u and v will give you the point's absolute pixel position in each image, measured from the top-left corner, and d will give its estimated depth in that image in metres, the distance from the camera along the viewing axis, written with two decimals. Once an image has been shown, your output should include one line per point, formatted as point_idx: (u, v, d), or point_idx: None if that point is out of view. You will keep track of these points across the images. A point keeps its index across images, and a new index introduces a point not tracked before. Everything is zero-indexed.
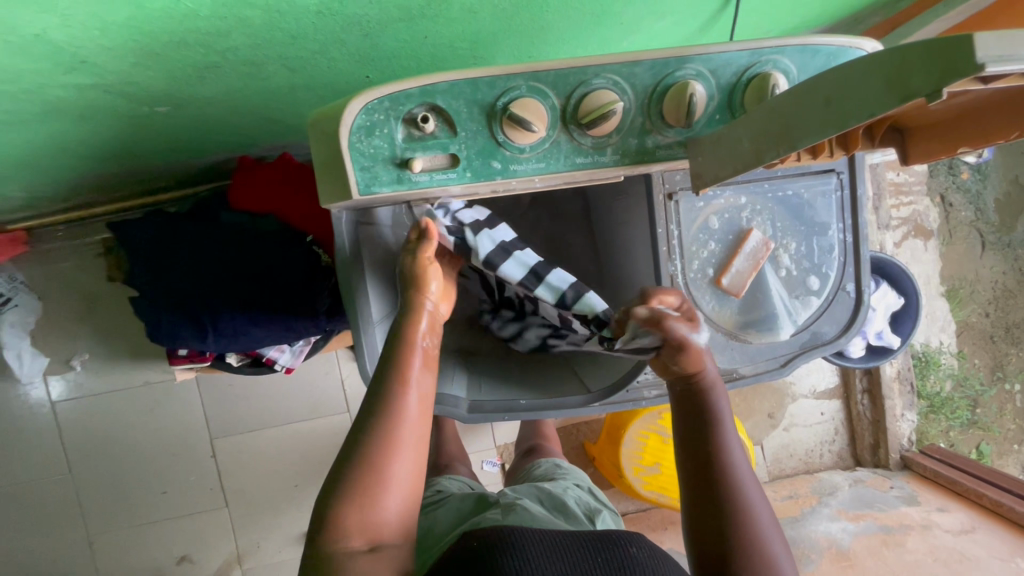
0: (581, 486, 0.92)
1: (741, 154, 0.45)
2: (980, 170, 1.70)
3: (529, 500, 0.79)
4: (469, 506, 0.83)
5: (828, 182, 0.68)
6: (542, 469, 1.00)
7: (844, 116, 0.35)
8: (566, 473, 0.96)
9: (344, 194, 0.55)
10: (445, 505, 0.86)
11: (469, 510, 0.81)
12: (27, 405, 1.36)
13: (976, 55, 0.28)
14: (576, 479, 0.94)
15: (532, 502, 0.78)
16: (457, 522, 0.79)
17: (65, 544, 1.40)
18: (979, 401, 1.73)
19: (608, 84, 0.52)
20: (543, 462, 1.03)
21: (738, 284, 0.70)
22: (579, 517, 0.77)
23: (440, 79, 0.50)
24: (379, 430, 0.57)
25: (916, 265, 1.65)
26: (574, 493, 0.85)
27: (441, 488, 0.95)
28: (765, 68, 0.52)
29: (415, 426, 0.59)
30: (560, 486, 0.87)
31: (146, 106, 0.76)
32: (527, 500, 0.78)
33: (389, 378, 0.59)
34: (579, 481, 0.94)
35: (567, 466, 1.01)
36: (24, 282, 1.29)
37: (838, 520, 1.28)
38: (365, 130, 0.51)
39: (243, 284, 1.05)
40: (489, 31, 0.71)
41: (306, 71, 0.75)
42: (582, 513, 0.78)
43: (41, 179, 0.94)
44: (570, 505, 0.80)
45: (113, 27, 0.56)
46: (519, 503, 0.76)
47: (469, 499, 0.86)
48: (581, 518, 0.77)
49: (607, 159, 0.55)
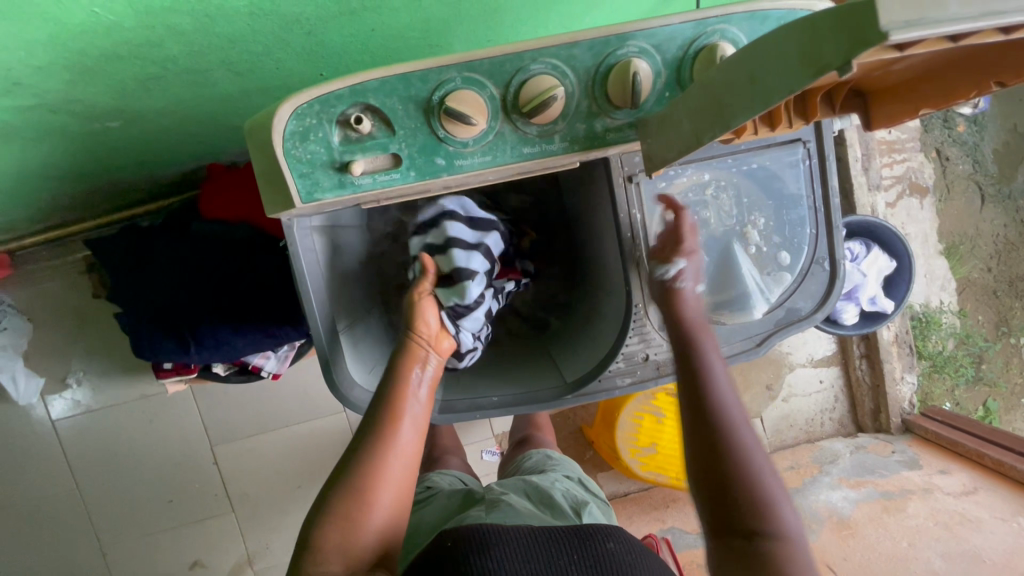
0: (571, 477, 0.92)
1: (683, 135, 0.43)
2: (976, 121, 1.64)
3: (515, 495, 0.81)
4: (456, 504, 0.84)
5: (795, 152, 0.66)
6: (533, 460, 1.01)
7: (770, 93, 0.33)
8: (556, 465, 0.97)
9: (287, 204, 0.53)
10: (433, 504, 0.86)
11: (456, 507, 0.83)
12: (28, 425, 1.37)
13: (879, 22, 0.26)
14: (566, 470, 0.95)
15: (518, 497, 0.80)
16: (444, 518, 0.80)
17: (80, 556, 1.43)
18: (984, 357, 1.70)
19: (547, 69, 0.50)
20: (533, 454, 1.04)
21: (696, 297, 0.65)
22: (564, 510, 0.78)
23: (369, 77, 0.48)
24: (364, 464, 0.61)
25: (913, 224, 1.62)
26: (561, 485, 0.86)
27: (431, 484, 0.95)
28: (712, 39, 0.50)
29: (402, 459, 0.63)
30: (549, 479, 0.88)
31: (97, 122, 0.74)
32: (512, 496, 0.79)
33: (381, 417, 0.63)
34: (569, 472, 0.95)
35: (558, 457, 1.02)
36: (12, 305, 1.29)
37: (838, 488, 1.27)
38: (298, 136, 0.50)
39: (220, 293, 1.04)
40: (437, 17, 0.68)
41: (254, 74, 0.72)
42: (568, 506, 0.79)
43: (7, 203, 0.93)
44: (555, 498, 0.80)
45: (38, 45, 0.54)
46: (504, 499, 0.77)
47: (457, 495, 0.87)
48: (567, 512, 0.77)
49: (556, 146, 0.53)
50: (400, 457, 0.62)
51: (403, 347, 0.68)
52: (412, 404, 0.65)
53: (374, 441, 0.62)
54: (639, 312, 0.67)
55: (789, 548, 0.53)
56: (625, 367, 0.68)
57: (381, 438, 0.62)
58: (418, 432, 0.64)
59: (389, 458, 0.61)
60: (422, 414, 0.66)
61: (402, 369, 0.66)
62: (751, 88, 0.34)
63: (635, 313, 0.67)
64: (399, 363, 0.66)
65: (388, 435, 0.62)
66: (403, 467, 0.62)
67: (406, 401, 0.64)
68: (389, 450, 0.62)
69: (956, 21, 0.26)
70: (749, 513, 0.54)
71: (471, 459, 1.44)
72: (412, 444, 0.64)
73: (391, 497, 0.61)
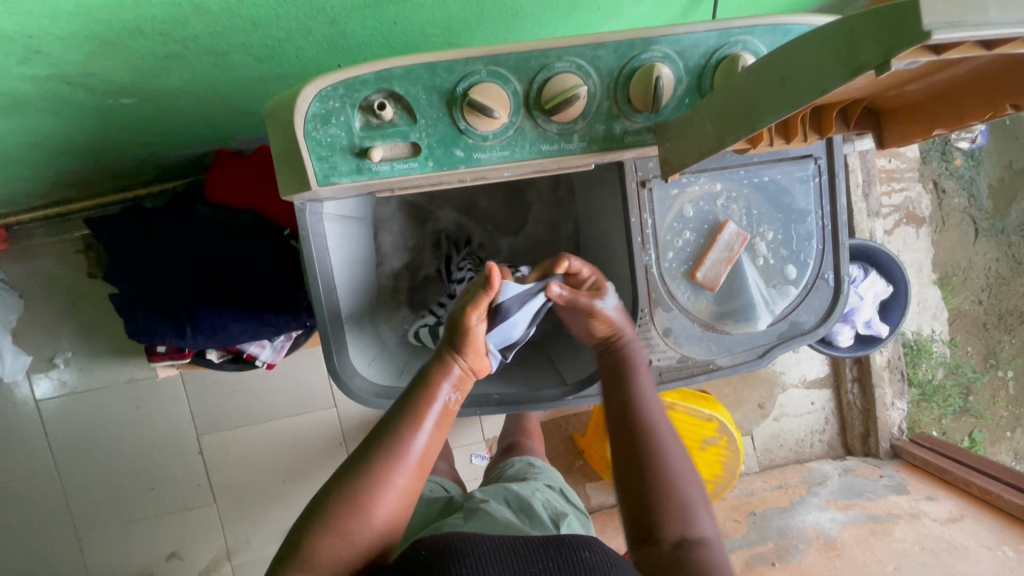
0: (552, 487, 0.92)
1: (705, 138, 0.44)
2: (973, 156, 1.67)
3: (496, 503, 0.79)
4: (436, 512, 0.82)
5: (806, 168, 0.67)
6: (515, 468, 1.00)
7: (800, 97, 0.34)
8: (538, 474, 0.97)
9: (302, 185, 0.53)
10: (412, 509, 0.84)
11: (436, 515, 0.81)
12: (12, 404, 1.35)
13: (922, 23, 0.26)
14: (548, 480, 0.95)
15: (498, 505, 0.79)
16: (420, 524, 0.79)
17: (55, 541, 1.40)
18: (972, 388, 1.72)
19: (571, 68, 0.51)
20: (515, 462, 1.03)
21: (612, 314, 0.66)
22: (544, 520, 0.77)
23: (395, 64, 0.49)
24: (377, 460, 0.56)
25: (908, 253, 1.64)
26: (542, 495, 0.86)
27: None
28: (734, 49, 0.51)
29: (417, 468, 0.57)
30: (530, 488, 0.88)
31: (111, 98, 0.74)
32: (493, 505, 0.78)
33: (402, 417, 0.58)
34: (551, 482, 0.95)
35: (540, 465, 1.02)
36: (4, 280, 1.28)
37: (826, 509, 1.28)
38: (320, 119, 0.50)
39: (219, 278, 1.03)
40: (459, 16, 0.69)
41: (272, 60, 0.72)
42: (548, 516, 0.79)
43: (9, 175, 0.92)
44: (536, 508, 0.80)
45: (63, 15, 0.54)
46: (484, 508, 0.75)
47: (437, 503, 0.85)
48: (546, 522, 0.77)
49: (574, 146, 0.54)
50: (414, 467, 0.57)
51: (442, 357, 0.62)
52: (436, 416, 0.60)
53: (395, 439, 0.57)
54: (645, 317, 0.68)
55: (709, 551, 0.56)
56: None
57: (402, 442, 0.57)
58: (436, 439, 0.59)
59: (407, 462, 0.56)
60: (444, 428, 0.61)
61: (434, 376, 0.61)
62: (782, 91, 0.35)
63: (641, 318, 0.68)
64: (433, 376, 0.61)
65: (408, 441, 0.57)
66: (416, 475, 0.57)
67: (433, 409, 0.60)
68: (406, 458, 0.56)
69: (994, 26, 0.26)
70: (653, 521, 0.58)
71: (460, 462, 1.43)
72: (430, 454, 0.59)
73: (386, 518, 0.55)
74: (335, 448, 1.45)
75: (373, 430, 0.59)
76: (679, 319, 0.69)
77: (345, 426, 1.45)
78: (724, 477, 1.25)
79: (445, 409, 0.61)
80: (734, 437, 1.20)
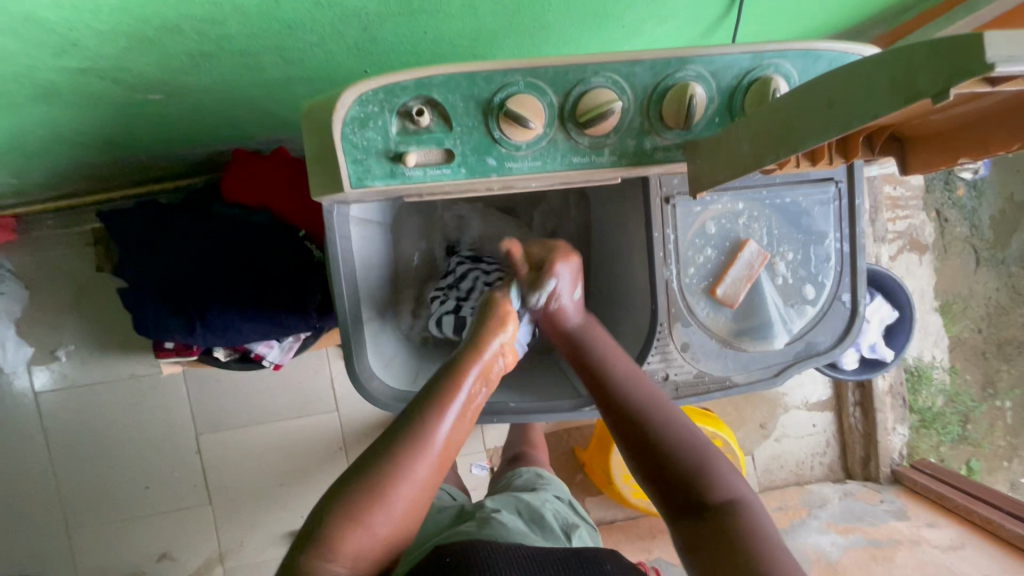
0: (562, 498, 0.92)
1: (741, 156, 0.45)
2: (975, 187, 1.70)
3: (508, 512, 0.79)
4: (446, 519, 0.82)
5: (826, 191, 0.68)
6: (523, 478, 0.99)
7: (849, 119, 0.35)
8: (546, 484, 0.96)
9: (334, 186, 0.54)
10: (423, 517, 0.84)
11: (445, 522, 0.80)
12: (10, 395, 1.33)
13: (986, 54, 0.27)
14: (556, 491, 0.94)
15: (510, 514, 0.78)
16: (431, 532, 0.78)
17: (45, 537, 1.38)
18: (971, 417, 1.73)
19: (607, 83, 0.52)
20: (523, 471, 1.02)
21: (575, 307, 0.72)
22: (556, 532, 0.77)
23: (436, 72, 0.50)
24: (399, 450, 0.55)
25: (910, 279, 1.66)
26: (552, 505, 0.85)
27: None
28: (766, 72, 0.52)
29: (439, 460, 0.57)
30: (540, 498, 0.87)
31: (140, 93, 0.75)
32: (506, 513, 0.77)
33: (427, 407, 0.58)
34: (560, 492, 0.94)
35: (548, 477, 1.01)
36: (11, 270, 1.27)
37: (827, 532, 1.28)
38: (358, 122, 0.51)
39: (232, 277, 1.03)
40: (490, 29, 0.69)
41: (303, 63, 0.73)
42: (560, 528, 0.78)
43: (28, 165, 0.92)
44: (547, 518, 0.79)
45: (105, 9, 0.55)
46: (497, 516, 0.75)
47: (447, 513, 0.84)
48: (558, 533, 0.77)
49: (605, 159, 0.55)
50: (437, 457, 0.56)
51: (474, 342, 0.64)
52: (461, 407, 0.59)
53: (421, 428, 0.56)
54: (663, 331, 0.68)
55: (750, 512, 0.58)
56: None
57: (426, 431, 0.56)
58: (457, 433, 0.59)
59: (431, 451, 0.56)
60: (468, 419, 0.61)
61: (462, 367, 0.62)
62: (829, 112, 0.36)
63: (660, 332, 0.68)
64: (461, 364, 0.62)
65: (431, 432, 0.56)
66: (438, 466, 0.56)
67: (459, 399, 0.59)
68: (428, 449, 0.56)
69: None
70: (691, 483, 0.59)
71: (460, 472, 1.42)
72: (452, 445, 0.58)
73: (408, 508, 0.54)
74: (335, 453, 1.44)
75: (397, 418, 0.58)
76: (697, 334, 0.69)
77: (345, 431, 1.44)
78: None
79: (470, 399, 0.61)
80: (737, 455, 1.20)
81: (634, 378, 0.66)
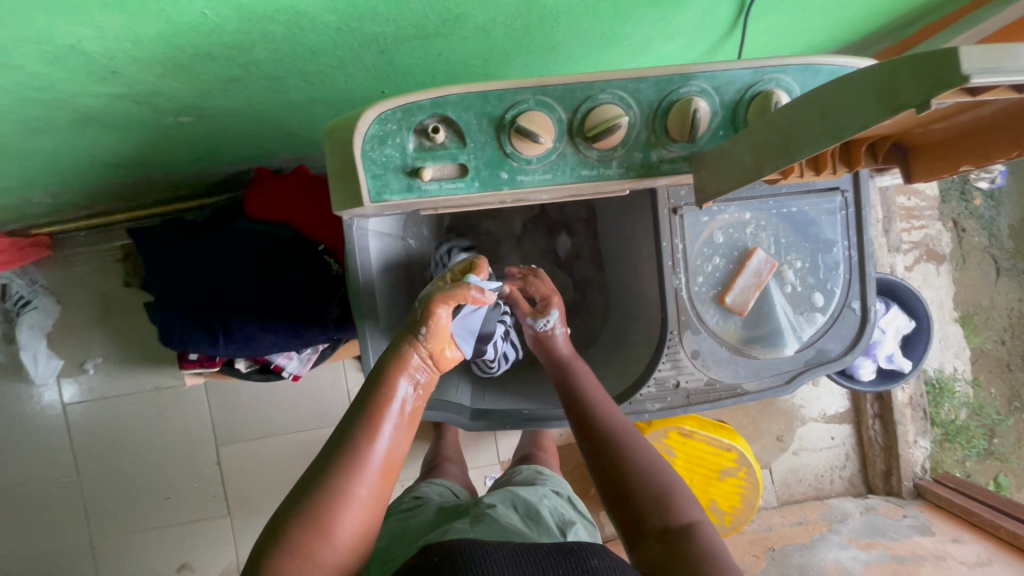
0: (560, 494, 0.93)
1: (743, 166, 0.47)
2: (993, 197, 1.68)
3: (503, 507, 0.80)
4: (446, 516, 0.82)
5: (833, 200, 0.69)
6: (524, 474, 1.00)
7: (841, 130, 0.36)
8: (546, 480, 0.97)
9: (355, 201, 0.56)
10: (420, 514, 0.84)
11: (444, 518, 0.81)
12: (40, 407, 1.38)
13: (962, 67, 0.28)
14: (556, 486, 0.96)
15: (506, 510, 0.79)
16: (427, 527, 0.79)
17: (68, 546, 1.41)
18: (997, 431, 1.69)
19: (613, 99, 0.54)
20: (524, 468, 1.03)
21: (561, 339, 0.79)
22: (551, 528, 0.78)
23: (451, 92, 0.52)
24: (330, 477, 0.55)
25: (928, 290, 1.64)
26: (549, 502, 0.86)
27: (420, 494, 0.94)
28: (767, 86, 0.54)
29: (376, 477, 0.57)
30: (537, 493, 0.88)
31: (171, 116, 0.79)
32: (501, 510, 0.78)
33: (358, 427, 0.58)
34: (559, 488, 0.95)
35: (547, 473, 1.02)
36: (44, 285, 1.33)
37: (848, 548, 1.26)
38: (377, 139, 0.53)
39: (252, 290, 1.06)
40: (501, 49, 0.72)
41: (324, 86, 0.77)
42: (554, 524, 0.79)
43: (63, 185, 0.97)
44: (543, 514, 0.80)
45: (144, 40, 0.59)
46: (491, 513, 0.75)
47: (444, 510, 0.85)
48: (552, 529, 0.77)
49: (613, 171, 0.57)
50: (376, 474, 0.57)
51: (397, 352, 0.63)
52: (394, 418, 0.60)
53: (353, 451, 0.57)
54: (673, 339, 0.70)
55: (702, 534, 0.57)
56: (656, 393, 0.70)
57: (359, 454, 0.57)
58: (392, 448, 0.59)
59: (366, 472, 0.56)
60: (406, 430, 0.62)
61: (390, 377, 0.61)
62: (822, 124, 0.38)
63: (671, 340, 0.70)
64: (389, 372, 0.61)
65: (365, 450, 0.57)
66: (378, 483, 0.57)
67: (391, 410, 0.60)
68: (363, 469, 0.56)
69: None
70: (648, 508, 0.59)
71: (474, 484, 1.42)
72: (392, 458, 0.59)
73: (355, 531, 0.55)
74: None
75: (327, 445, 0.59)
76: (707, 342, 0.70)
77: None
78: (743, 509, 1.25)
79: (403, 409, 0.62)
80: (753, 468, 1.19)
81: (613, 411, 0.68)
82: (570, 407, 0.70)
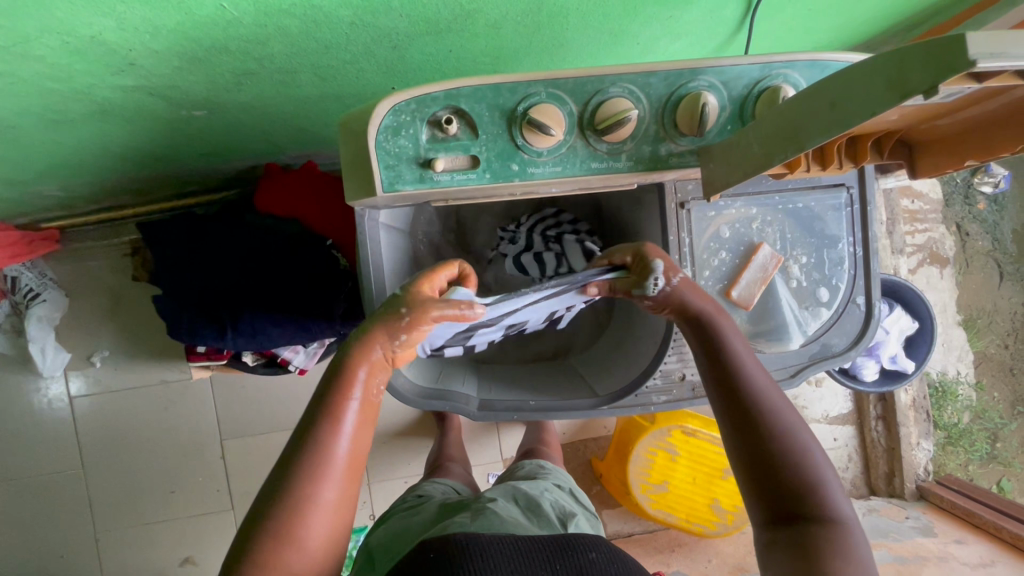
0: (562, 487, 0.94)
1: (752, 158, 0.48)
2: (996, 201, 1.68)
3: (504, 500, 0.80)
4: (450, 509, 0.83)
5: (838, 197, 0.70)
6: (525, 469, 1.01)
7: (851, 117, 0.37)
8: (548, 474, 0.98)
9: (368, 191, 0.57)
10: (423, 510, 0.85)
11: (448, 512, 0.82)
12: (47, 400, 1.39)
13: (967, 52, 0.29)
14: (558, 480, 0.96)
15: (506, 503, 0.80)
16: (431, 522, 0.79)
17: (73, 539, 1.42)
18: (1000, 435, 1.69)
19: (623, 93, 0.55)
20: (527, 463, 1.04)
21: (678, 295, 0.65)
22: (551, 519, 0.78)
23: (465, 84, 0.53)
24: (294, 483, 0.53)
25: (932, 293, 1.64)
26: (551, 495, 0.87)
27: (423, 492, 0.95)
28: (776, 81, 0.55)
29: (343, 475, 0.56)
30: (539, 487, 0.89)
31: (185, 110, 0.80)
32: (502, 503, 0.78)
33: (317, 426, 0.56)
34: (561, 482, 0.96)
35: (550, 467, 1.03)
36: (53, 279, 1.34)
37: None
38: (391, 130, 0.54)
39: (261, 284, 1.07)
40: (512, 46, 0.73)
41: (337, 81, 0.78)
42: (556, 517, 0.79)
43: (76, 178, 0.98)
44: (544, 507, 0.81)
45: (163, 32, 0.60)
46: (492, 506, 0.76)
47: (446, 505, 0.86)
48: (554, 522, 0.78)
49: (622, 164, 0.58)
50: (341, 474, 0.55)
51: (359, 342, 0.60)
52: (355, 412, 0.58)
53: (316, 451, 0.55)
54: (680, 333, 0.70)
55: (842, 532, 0.52)
56: (662, 385, 0.72)
57: (322, 454, 0.55)
58: (356, 443, 0.57)
59: (330, 473, 0.55)
60: (369, 425, 0.59)
61: (349, 369, 0.59)
62: (831, 114, 0.38)
63: (676, 333, 0.70)
64: (348, 365, 0.59)
65: (327, 450, 0.55)
66: (345, 482, 0.56)
67: (351, 404, 0.58)
68: (328, 470, 0.55)
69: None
70: (789, 494, 0.53)
71: (477, 481, 1.42)
72: (357, 455, 0.57)
73: (325, 534, 0.54)
74: None
75: (288, 445, 0.56)
76: None
77: None
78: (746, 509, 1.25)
79: (365, 401, 0.59)
80: None
81: (764, 381, 0.59)
82: (716, 369, 0.61)
